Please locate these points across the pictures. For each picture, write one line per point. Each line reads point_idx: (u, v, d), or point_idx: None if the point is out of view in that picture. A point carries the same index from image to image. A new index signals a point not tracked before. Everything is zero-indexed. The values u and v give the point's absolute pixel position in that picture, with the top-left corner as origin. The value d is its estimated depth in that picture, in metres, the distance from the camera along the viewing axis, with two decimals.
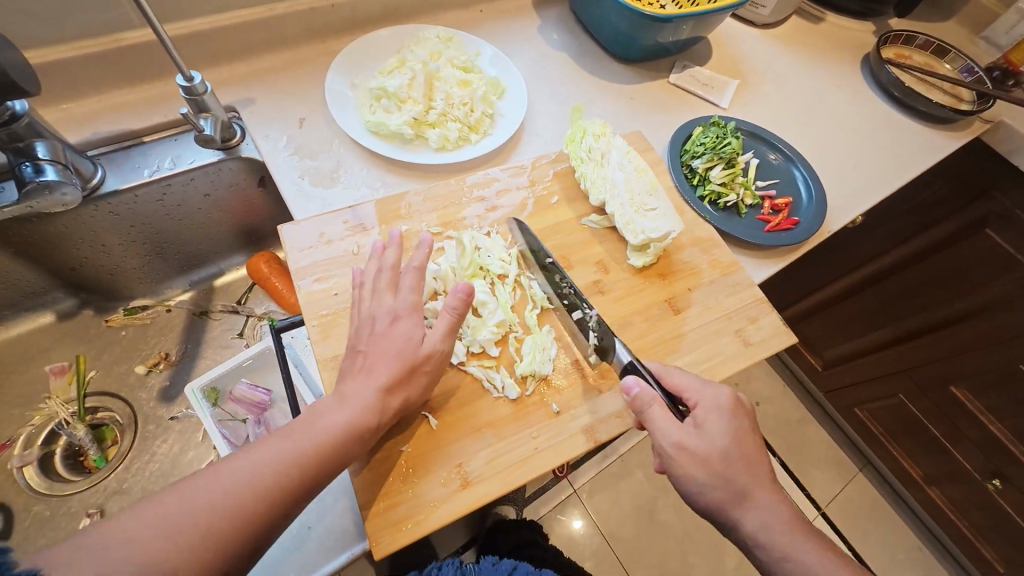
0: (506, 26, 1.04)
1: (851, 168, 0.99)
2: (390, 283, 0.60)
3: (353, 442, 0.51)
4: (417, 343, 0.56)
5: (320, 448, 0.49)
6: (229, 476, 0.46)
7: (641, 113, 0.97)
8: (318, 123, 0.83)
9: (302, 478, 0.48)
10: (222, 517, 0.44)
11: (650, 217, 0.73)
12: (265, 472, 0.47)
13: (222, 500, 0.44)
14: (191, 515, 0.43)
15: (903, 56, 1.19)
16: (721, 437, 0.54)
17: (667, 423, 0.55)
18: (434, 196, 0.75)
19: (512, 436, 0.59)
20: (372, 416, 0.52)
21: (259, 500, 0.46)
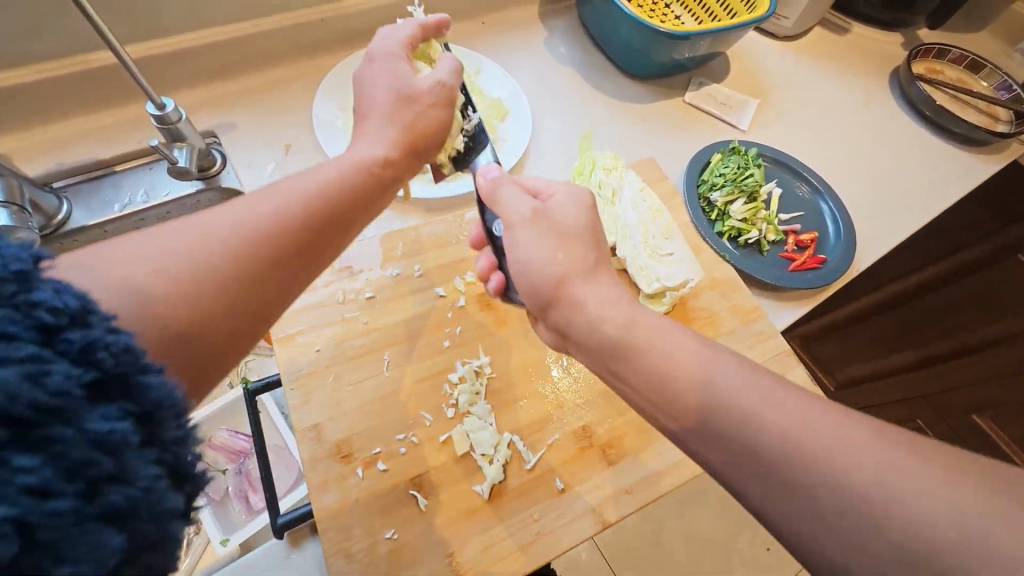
0: (510, 39, 0.97)
1: (880, 196, 0.92)
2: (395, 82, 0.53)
3: (375, 190, 0.48)
4: (417, 113, 0.53)
5: (344, 180, 0.45)
6: (233, 217, 0.37)
7: (654, 135, 0.90)
8: (305, 149, 0.77)
9: (326, 212, 0.43)
10: (239, 244, 0.36)
11: (665, 262, 0.67)
12: (280, 216, 0.39)
13: (241, 229, 0.37)
14: (195, 239, 0.35)
15: (934, 71, 1.11)
16: (577, 216, 0.49)
17: (517, 200, 0.50)
18: (430, 233, 0.69)
19: (511, 518, 0.53)
20: (389, 144, 0.51)
21: (278, 236, 0.39)
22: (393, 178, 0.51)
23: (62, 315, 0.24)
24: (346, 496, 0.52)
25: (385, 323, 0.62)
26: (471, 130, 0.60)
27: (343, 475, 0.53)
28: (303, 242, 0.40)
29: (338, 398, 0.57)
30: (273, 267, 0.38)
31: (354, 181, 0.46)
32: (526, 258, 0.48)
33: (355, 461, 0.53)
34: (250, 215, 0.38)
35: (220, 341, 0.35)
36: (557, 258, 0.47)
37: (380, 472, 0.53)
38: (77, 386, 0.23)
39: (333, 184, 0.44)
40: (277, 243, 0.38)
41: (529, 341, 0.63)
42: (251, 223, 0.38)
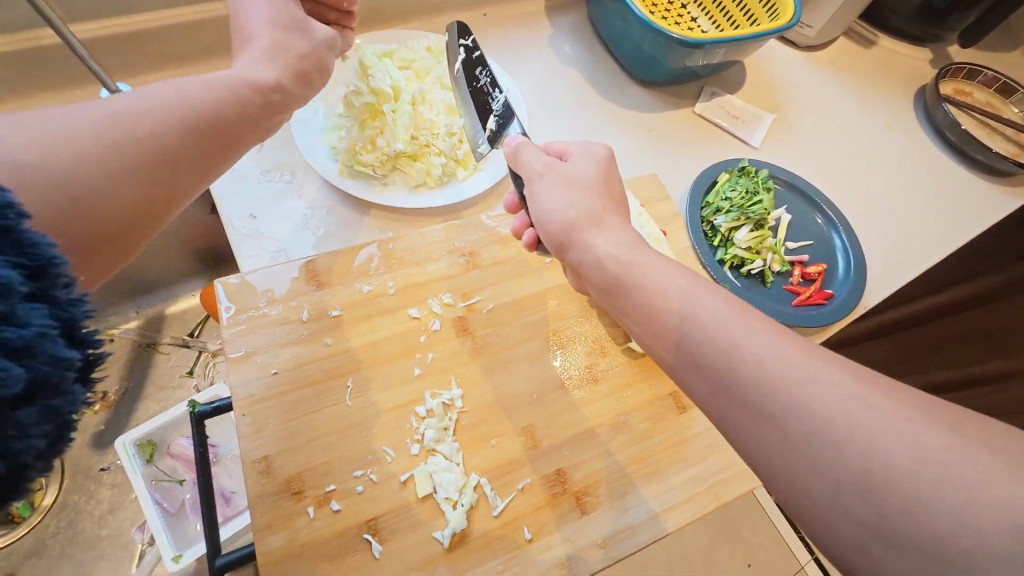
0: (513, 34, 0.90)
1: (895, 226, 0.86)
2: None
3: (255, 106, 0.43)
4: (295, 32, 0.48)
5: (213, 98, 0.40)
6: (94, 109, 0.35)
7: (659, 148, 0.85)
8: (277, 144, 0.70)
9: (192, 132, 0.39)
10: (83, 156, 0.34)
11: None
12: (149, 116, 0.37)
13: (84, 129, 0.34)
14: (51, 140, 0.33)
15: (962, 93, 1.04)
16: (593, 178, 0.50)
17: (554, 186, 0.50)
18: (409, 247, 0.64)
19: (471, 570, 0.49)
20: (267, 62, 0.46)
21: (144, 137, 0.36)
22: (274, 104, 0.45)
23: None
24: (293, 539, 0.48)
25: (351, 346, 0.57)
26: (499, 110, 0.61)
27: (292, 513, 0.49)
28: (182, 152, 0.38)
29: (292, 427, 0.52)
30: (149, 176, 0.36)
31: (225, 91, 0.41)
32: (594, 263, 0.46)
33: (306, 498, 0.49)
34: (111, 116, 0.36)
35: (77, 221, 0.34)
36: (583, 211, 0.48)
37: (332, 513, 0.49)
38: None
39: (195, 92, 0.40)
40: (150, 147, 0.36)
41: (505, 372, 0.59)
42: (93, 132, 0.34)
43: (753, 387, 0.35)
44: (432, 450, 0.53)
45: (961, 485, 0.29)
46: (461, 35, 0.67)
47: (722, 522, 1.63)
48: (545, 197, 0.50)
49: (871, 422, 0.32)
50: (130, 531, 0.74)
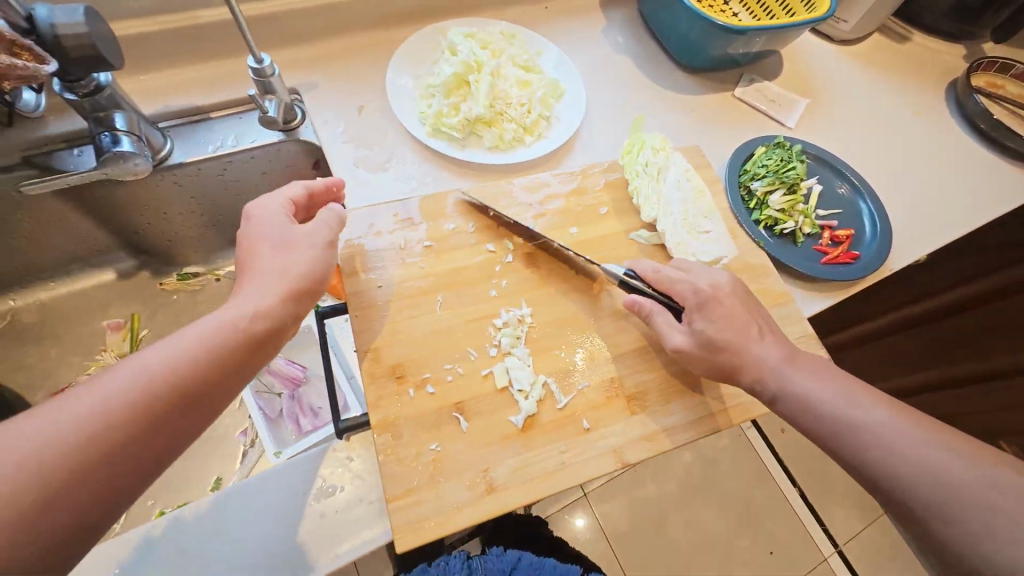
0: (572, 25, 1.01)
1: (923, 202, 0.93)
2: (285, 214, 0.62)
3: (240, 348, 0.52)
4: (287, 250, 0.58)
5: (199, 348, 0.50)
6: (101, 388, 0.46)
7: (702, 125, 0.94)
8: (376, 111, 0.83)
9: (174, 390, 0.48)
10: (91, 427, 0.44)
11: (703, 239, 0.72)
12: (143, 382, 0.47)
13: (86, 414, 0.45)
14: (68, 422, 0.44)
15: (995, 85, 1.10)
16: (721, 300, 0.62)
17: (672, 325, 0.62)
18: (485, 195, 0.75)
19: (540, 448, 0.59)
20: (264, 317, 0.54)
21: (132, 410, 0.46)
22: (254, 345, 0.53)
23: None
24: (398, 410, 0.59)
25: (440, 271, 0.69)
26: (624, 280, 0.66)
27: (396, 392, 0.60)
28: (160, 428, 0.47)
29: (395, 328, 0.64)
30: (102, 497, 0.44)
31: (213, 361, 0.51)
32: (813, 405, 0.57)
33: (407, 382, 0.60)
34: (104, 404, 0.45)
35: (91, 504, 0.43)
36: (693, 339, 0.61)
37: (428, 394, 0.60)
38: None
39: (195, 347, 0.50)
40: (131, 427, 0.45)
41: (566, 300, 0.69)
42: (98, 410, 0.45)
43: (884, 451, 0.54)
44: (507, 353, 0.64)
45: (996, 492, 0.50)
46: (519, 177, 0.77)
47: (746, 508, 1.68)
48: (671, 333, 0.61)
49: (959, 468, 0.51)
50: (234, 435, 0.86)
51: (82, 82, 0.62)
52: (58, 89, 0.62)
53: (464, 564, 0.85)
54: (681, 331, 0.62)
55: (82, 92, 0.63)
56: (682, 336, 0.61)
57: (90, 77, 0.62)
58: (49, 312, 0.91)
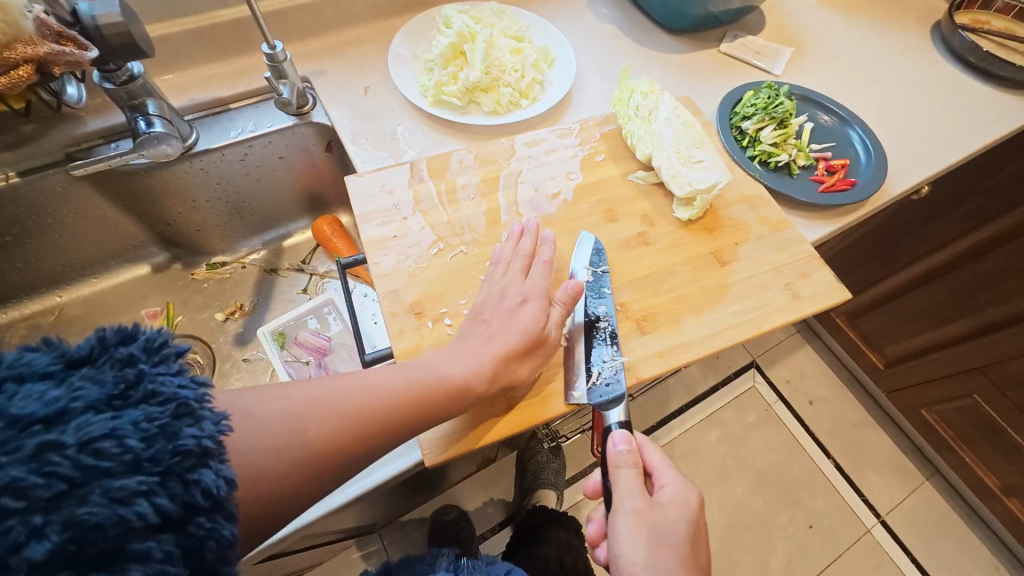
0: (558, 3, 1.07)
1: (918, 132, 0.94)
2: (521, 269, 0.64)
3: (454, 399, 0.54)
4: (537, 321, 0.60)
5: (433, 390, 0.54)
6: (352, 389, 0.51)
7: (690, 79, 0.98)
8: (381, 90, 0.89)
9: (414, 408, 0.52)
10: (340, 425, 0.49)
11: (697, 169, 0.74)
12: (379, 403, 0.51)
13: (347, 414, 0.49)
14: (331, 403, 0.49)
15: (979, 22, 1.12)
16: (679, 523, 0.56)
17: (630, 490, 0.56)
18: (486, 151, 0.80)
19: (556, 368, 0.62)
20: (482, 378, 0.55)
21: (373, 417, 0.50)
22: (464, 405, 0.55)
23: (194, 460, 0.39)
24: (420, 341, 0.63)
25: (450, 220, 0.73)
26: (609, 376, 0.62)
27: (416, 326, 0.64)
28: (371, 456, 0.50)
29: (413, 271, 0.68)
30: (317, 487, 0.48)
31: (446, 396, 0.54)
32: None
33: (426, 316, 0.64)
34: (360, 406, 0.50)
35: (297, 496, 0.47)
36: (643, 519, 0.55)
37: (446, 325, 0.64)
38: (184, 500, 0.38)
39: (435, 380, 0.54)
40: (359, 444, 0.49)
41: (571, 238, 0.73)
42: (352, 408, 0.50)
43: None
44: None
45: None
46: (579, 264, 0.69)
47: (780, 480, 1.65)
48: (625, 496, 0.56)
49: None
50: None
51: (116, 73, 0.70)
52: (98, 80, 0.70)
53: (450, 561, 0.87)
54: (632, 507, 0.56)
55: (117, 81, 0.70)
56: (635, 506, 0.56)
57: (122, 66, 0.69)
58: (93, 305, 0.98)
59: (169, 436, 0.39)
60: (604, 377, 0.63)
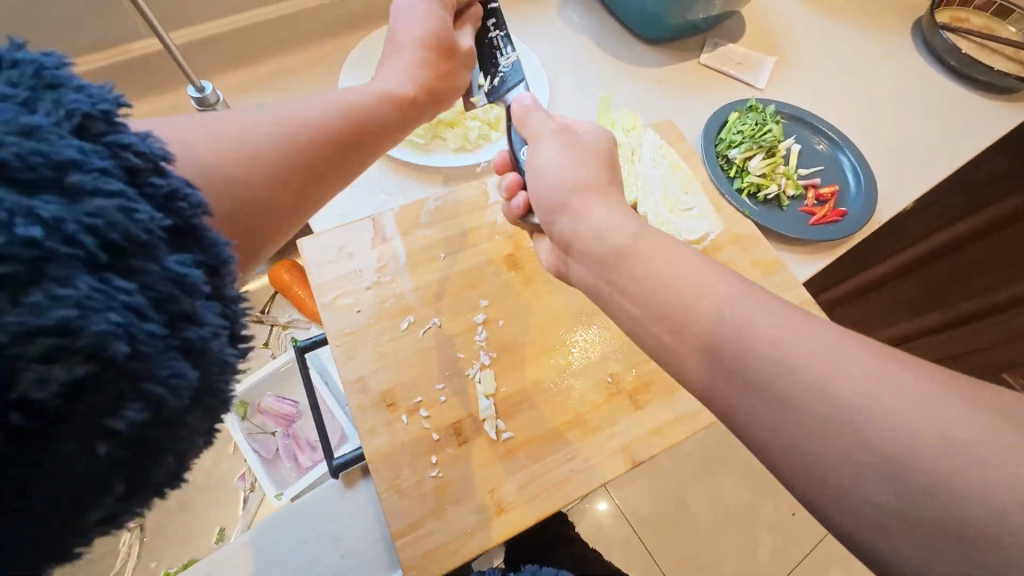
0: (524, 10, 0.97)
1: (905, 146, 0.91)
2: (440, 36, 0.58)
3: (385, 101, 0.53)
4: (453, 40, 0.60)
5: (363, 110, 0.51)
6: (275, 120, 0.44)
7: (671, 97, 0.91)
8: None
9: (355, 120, 0.49)
10: (286, 139, 0.43)
11: (686, 217, 0.70)
12: (317, 123, 0.46)
13: (285, 127, 0.44)
14: (265, 133, 0.42)
15: (959, 20, 1.08)
16: (602, 139, 0.53)
17: (541, 116, 0.54)
18: (457, 200, 0.72)
19: (547, 458, 0.57)
20: (408, 83, 0.56)
21: (323, 138, 0.46)
22: (379, 129, 0.52)
23: (85, 173, 0.25)
24: (394, 439, 0.56)
25: (420, 285, 0.65)
26: (506, 69, 0.60)
27: (388, 421, 0.57)
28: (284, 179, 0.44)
29: (382, 352, 0.61)
30: (279, 186, 0.43)
31: (391, 102, 0.54)
32: (585, 229, 0.46)
33: (399, 408, 0.57)
34: (301, 119, 0.45)
35: (245, 232, 0.42)
36: (561, 143, 0.52)
37: (423, 419, 0.57)
38: (97, 230, 0.24)
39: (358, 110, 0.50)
40: (310, 166, 0.45)
41: (554, 298, 0.66)
42: (294, 115, 0.45)
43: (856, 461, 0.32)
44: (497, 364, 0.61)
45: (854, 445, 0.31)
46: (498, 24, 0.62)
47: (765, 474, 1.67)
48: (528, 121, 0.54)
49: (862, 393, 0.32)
50: (233, 479, 0.83)
51: None
52: None
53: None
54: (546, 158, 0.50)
55: None
56: (548, 127, 0.53)
57: None
58: None
59: (30, 136, 0.24)
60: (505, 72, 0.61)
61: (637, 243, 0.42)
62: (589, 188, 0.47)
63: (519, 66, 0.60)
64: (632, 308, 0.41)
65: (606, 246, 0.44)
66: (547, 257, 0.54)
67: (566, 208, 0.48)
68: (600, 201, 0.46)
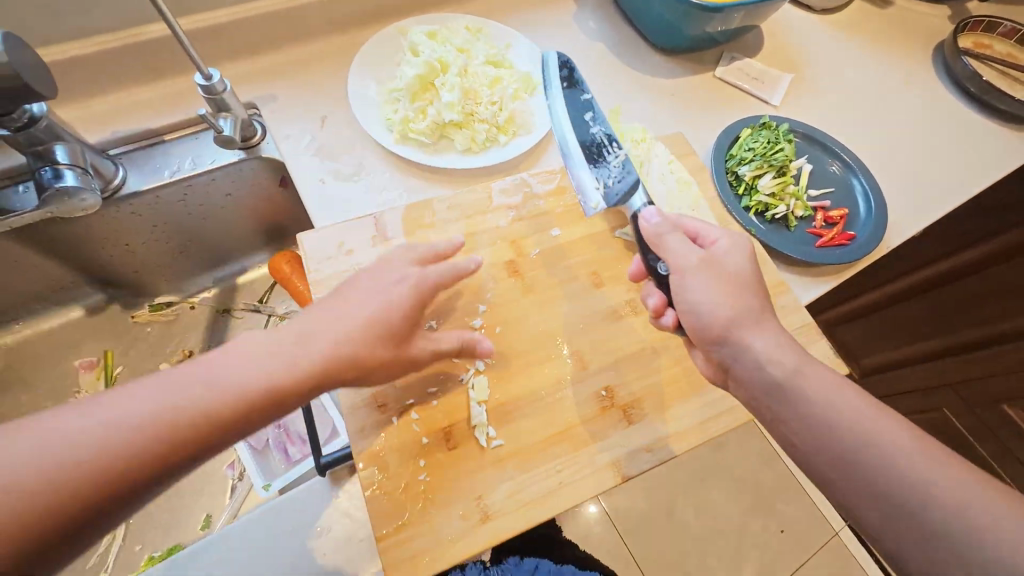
0: (539, 14, 0.97)
1: (919, 172, 0.90)
2: (419, 258, 0.58)
3: (280, 393, 0.46)
4: (409, 325, 0.53)
5: (263, 380, 0.46)
6: (128, 416, 0.41)
7: (684, 110, 0.90)
8: (340, 122, 0.79)
9: (238, 396, 0.44)
10: (137, 430, 0.40)
11: None
12: (188, 417, 0.42)
13: (141, 417, 0.41)
14: (109, 424, 0.40)
15: (982, 46, 1.06)
16: (744, 263, 0.56)
17: (685, 246, 0.56)
18: (462, 203, 0.72)
19: (535, 469, 0.56)
20: (320, 364, 0.48)
21: (180, 431, 0.42)
22: (262, 404, 0.45)
23: None
24: (383, 442, 0.56)
25: None
26: (621, 182, 0.67)
27: (380, 422, 0.57)
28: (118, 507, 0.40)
29: None
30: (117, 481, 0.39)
31: (283, 384, 0.46)
32: (746, 359, 0.50)
33: (391, 409, 0.57)
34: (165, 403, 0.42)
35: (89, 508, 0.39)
36: (703, 260, 0.55)
37: (413, 422, 0.57)
38: None
39: (246, 384, 0.45)
40: (164, 464, 0.41)
41: (553, 307, 0.66)
42: (147, 415, 0.41)
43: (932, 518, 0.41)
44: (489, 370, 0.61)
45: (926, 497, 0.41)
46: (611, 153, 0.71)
47: (757, 491, 1.66)
48: (675, 250, 0.56)
49: (919, 461, 0.43)
50: (222, 469, 0.84)
51: (13, 116, 0.57)
52: None
53: None
54: (695, 291, 0.54)
55: (15, 126, 0.58)
56: (695, 255, 0.55)
57: (21, 109, 0.57)
58: (14, 356, 0.86)
59: None
60: (614, 179, 0.68)
61: (794, 379, 0.48)
62: (743, 321, 0.52)
63: (631, 166, 0.68)
64: (751, 393, 0.51)
65: (768, 380, 0.49)
66: (698, 363, 0.59)
67: (728, 341, 0.52)
68: (759, 335, 0.51)
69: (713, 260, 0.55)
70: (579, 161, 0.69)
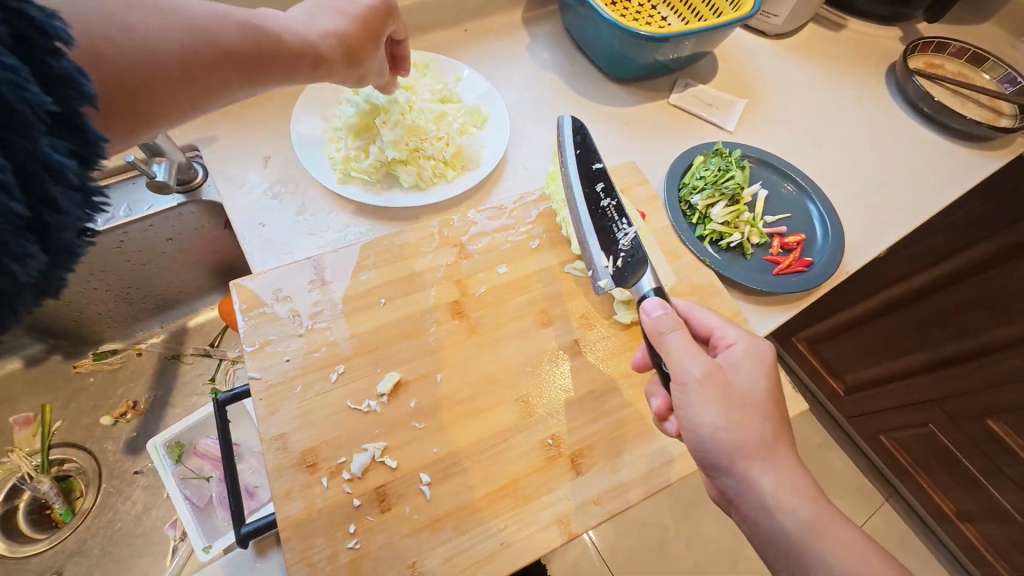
0: (492, 46, 0.97)
1: (876, 193, 0.89)
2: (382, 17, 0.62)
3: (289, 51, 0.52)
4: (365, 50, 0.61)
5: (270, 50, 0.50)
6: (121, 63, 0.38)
7: (638, 137, 0.89)
8: (285, 162, 0.77)
9: (233, 42, 0.46)
10: (153, 57, 0.39)
11: None
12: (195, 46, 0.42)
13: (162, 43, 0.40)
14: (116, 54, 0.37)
15: (934, 66, 1.07)
16: (758, 381, 0.51)
17: (690, 352, 0.51)
18: (405, 244, 0.69)
19: (473, 530, 0.53)
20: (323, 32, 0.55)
21: (197, 61, 0.43)
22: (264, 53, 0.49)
23: None
24: (309, 506, 0.52)
25: (357, 332, 0.62)
26: (628, 250, 0.63)
27: (308, 483, 0.53)
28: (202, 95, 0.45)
29: (307, 408, 0.57)
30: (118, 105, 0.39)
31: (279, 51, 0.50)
32: (754, 498, 0.48)
33: (320, 470, 0.54)
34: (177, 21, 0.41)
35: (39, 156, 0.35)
36: (714, 371, 0.50)
37: (344, 482, 0.53)
38: None
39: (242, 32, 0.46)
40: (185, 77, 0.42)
41: (497, 350, 0.63)
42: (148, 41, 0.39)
43: None
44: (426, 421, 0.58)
45: None
46: (623, 216, 0.66)
47: None
48: (683, 360, 0.50)
49: None
50: (163, 528, 0.81)
51: None
52: None
53: None
54: (705, 407, 0.49)
55: None
56: (705, 366, 0.50)
57: None
58: None
59: None
60: (625, 257, 0.63)
61: (803, 539, 0.47)
62: (754, 455, 0.48)
63: (641, 244, 0.63)
64: (754, 530, 0.50)
65: (779, 529, 0.47)
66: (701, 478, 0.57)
67: (732, 473, 0.48)
68: (769, 474, 0.48)
69: (720, 371, 0.50)
70: (587, 225, 0.65)
